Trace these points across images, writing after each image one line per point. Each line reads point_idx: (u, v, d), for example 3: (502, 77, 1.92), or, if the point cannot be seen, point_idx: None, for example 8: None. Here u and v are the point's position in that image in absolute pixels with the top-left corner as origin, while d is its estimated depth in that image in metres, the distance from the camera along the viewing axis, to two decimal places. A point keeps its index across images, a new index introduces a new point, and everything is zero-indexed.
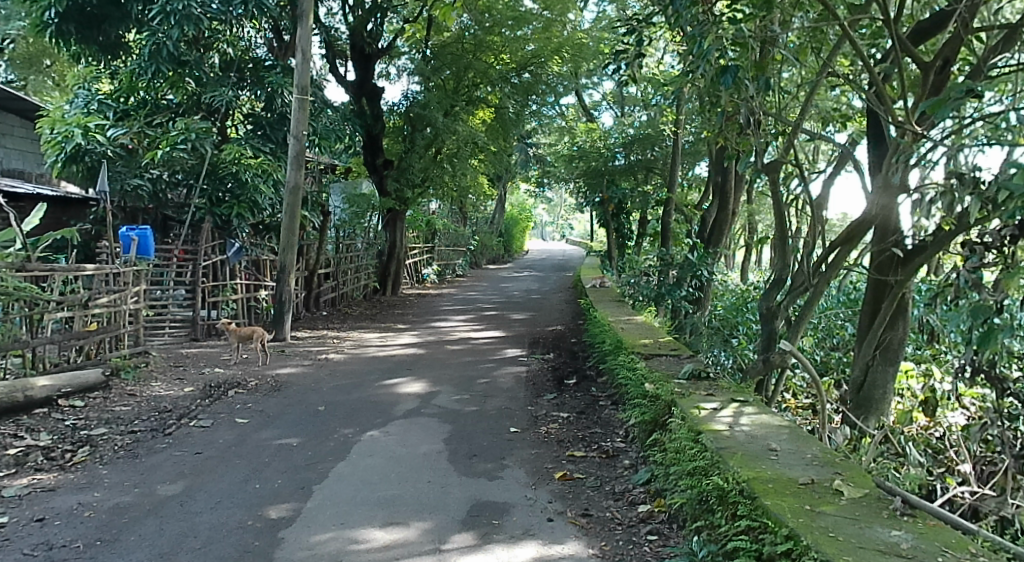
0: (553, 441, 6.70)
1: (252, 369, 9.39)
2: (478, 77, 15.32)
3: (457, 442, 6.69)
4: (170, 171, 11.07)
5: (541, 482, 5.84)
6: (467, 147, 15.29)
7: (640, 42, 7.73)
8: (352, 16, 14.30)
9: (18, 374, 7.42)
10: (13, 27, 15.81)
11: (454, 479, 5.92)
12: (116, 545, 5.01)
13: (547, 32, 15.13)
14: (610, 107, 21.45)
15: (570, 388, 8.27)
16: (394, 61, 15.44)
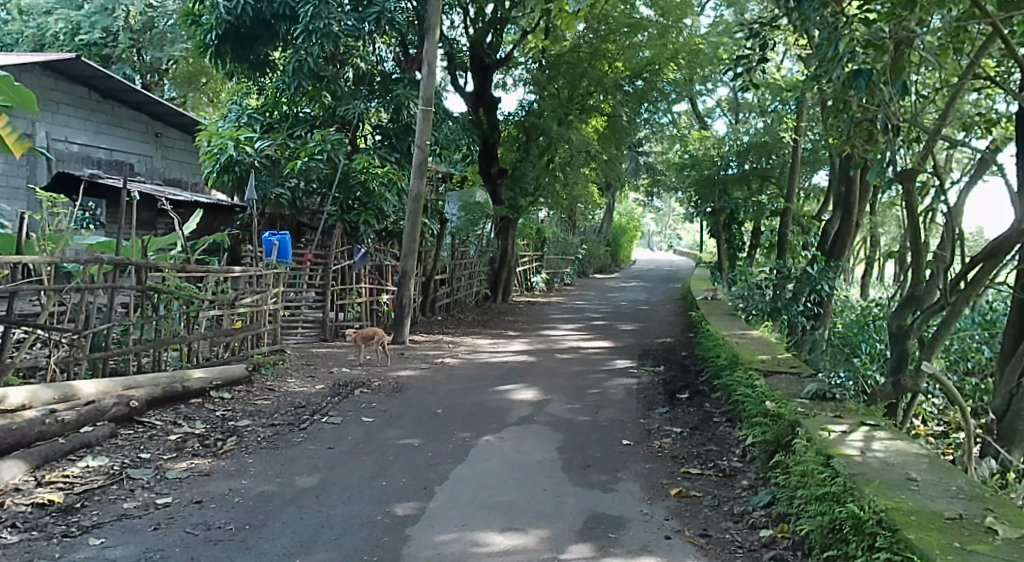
0: (666, 456, 6.83)
1: (375, 369, 9.91)
2: (592, 85, 15.38)
3: (570, 452, 6.89)
4: (306, 181, 11.74)
5: (657, 498, 5.97)
6: (581, 155, 15.50)
7: (764, 46, 7.68)
8: (472, 29, 14.82)
9: (178, 365, 7.97)
10: (176, 48, 17.13)
11: (569, 488, 6.10)
12: (262, 532, 5.16)
13: (663, 38, 14.83)
14: (724, 113, 21.32)
15: (683, 402, 8.37)
16: (511, 72, 16.06)
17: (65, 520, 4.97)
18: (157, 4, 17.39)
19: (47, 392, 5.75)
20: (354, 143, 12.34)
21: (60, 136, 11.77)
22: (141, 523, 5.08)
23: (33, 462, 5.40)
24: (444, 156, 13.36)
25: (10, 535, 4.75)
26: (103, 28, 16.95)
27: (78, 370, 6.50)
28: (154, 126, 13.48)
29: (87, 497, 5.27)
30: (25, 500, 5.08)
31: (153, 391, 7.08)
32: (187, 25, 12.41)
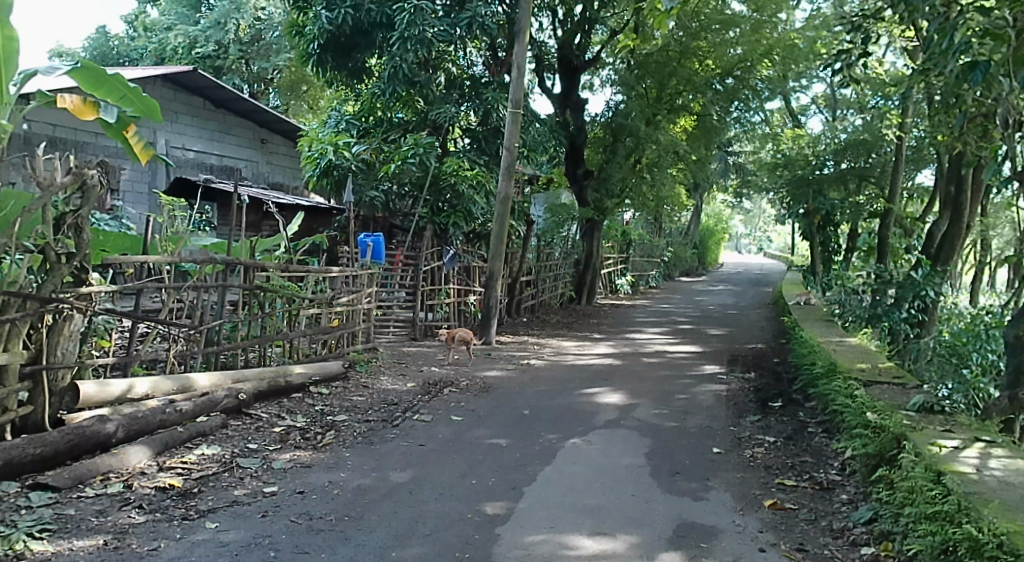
0: (760, 466, 6.46)
1: (462, 369, 10.02)
2: (682, 84, 15.26)
3: (659, 458, 6.53)
4: (399, 185, 12.08)
5: (750, 509, 5.56)
6: (669, 155, 15.32)
7: (866, 39, 7.49)
8: (561, 31, 14.96)
9: (281, 361, 8.31)
10: (281, 58, 17.84)
11: (658, 495, 5.71)
12: (361, 522, 4.94)
13: (756, 34, 14.61)
14: (820, 110, 20.96)
15: (775, 411, 8.16)
16: (598, 73, 16.14)
17: (185, 504, 4.82)
18: (264, 17, 18.23)
19: (167, 383, 5.83)
20: (444, 146, 12.53)
21: (177, 144, 12.44)
22: (250, 509, 4.92)
23: (155, 448, 5.34)
24: (530, 159, 13.45)
25: (136, 514, 4.57)
26: (217, 41, 17.89)
27: (194, 363, 6.95)
28: (260, 133, 14.06)
29: (203, 482, 5.17)
30: (148, 483, 4.96)
31: (259, 385, 7.42)
32: (292, 35, 13.01)
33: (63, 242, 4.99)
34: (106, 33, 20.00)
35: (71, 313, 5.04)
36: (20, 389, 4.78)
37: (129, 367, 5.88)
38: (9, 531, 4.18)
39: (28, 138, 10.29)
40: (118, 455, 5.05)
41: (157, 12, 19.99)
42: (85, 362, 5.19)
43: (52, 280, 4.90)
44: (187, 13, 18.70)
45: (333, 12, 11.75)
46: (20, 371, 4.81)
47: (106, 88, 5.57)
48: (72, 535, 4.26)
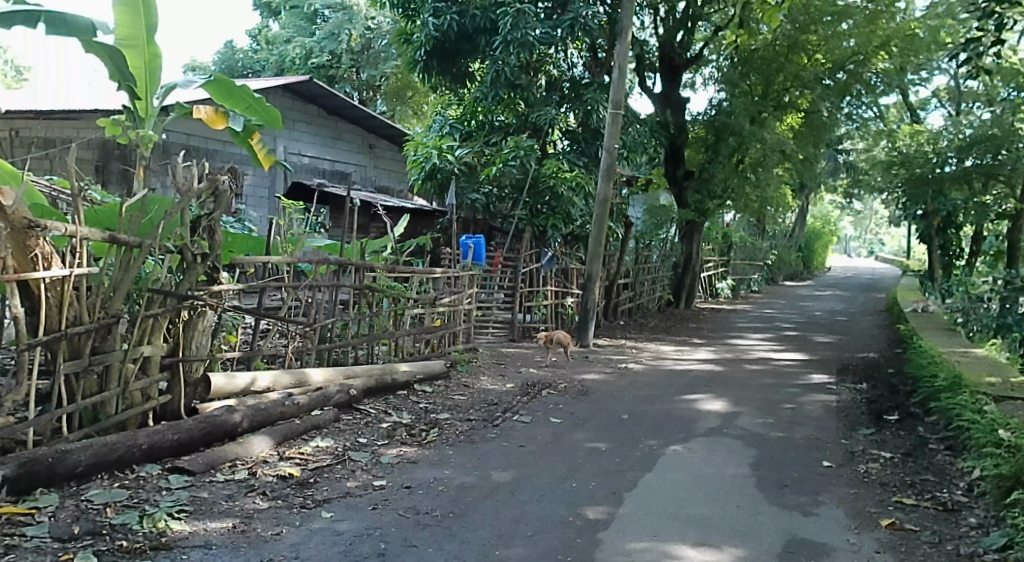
0: (875, 483, 5.95)
1: (561, 371, 9.92)
2: (789, 80, 14.78)
3: (765, 469, 6.13)
4: (499, 188, 12.25)
5: (866, 528, 5.15)
6: (776, 154, 14.78)
7: (1000, 25, 6.97)
8: (663, 28, 14.88)
9: (387, 359, 8.52)
10: (389, 64, 18.31)
11: (765, 508, 5.37)
12: (465, 520, 4.87)
13: (871, 24, 14.13)
14: (942, 104, 20.31)
15: (892, 425, 7.61)
16: (700, 71, 15.96)
17: (302, 493, 4.99)
18: (374, 27, 18.83)
19: (286, 377, 6.17)
20: (544, 148, 12.59)
21: (294, 150, 12.96)
22: (361, 501, 4.99)
23: (276, 438, 5.63)
24: (630, 160, 13.45)
25: (261, 501, 4.78)
26: (331, 52, 18.53)
27: (308, 359, 7.27)
28: (368, 139, 14.53)
29: (317, 473, 5.34)
30: (270, 471, 5.20)
31: (368, 381, 7.54)
32: (399, 43, 13.39)
33: (198, 244, 5.33)
34: (233, 47, 21.14)
35: (204, 310, 5.40)
36: (161, 379, 5.17)
37: (252, 361, 6.24)
38: (151, 510, 4.44)
39: (168, 148, 10.93)
40: (243, 444, 5.35)
41: (277, 25, 20.88)
42: (215, 355, 5.55)
43: (189, 278, 5.27)
44: (304, 26, 19.37)
45: (439, 19, 12.05)
46: (160, 362, 5.19)
47: (235, 95, 5.95)
48: (206, 517, 4.48)
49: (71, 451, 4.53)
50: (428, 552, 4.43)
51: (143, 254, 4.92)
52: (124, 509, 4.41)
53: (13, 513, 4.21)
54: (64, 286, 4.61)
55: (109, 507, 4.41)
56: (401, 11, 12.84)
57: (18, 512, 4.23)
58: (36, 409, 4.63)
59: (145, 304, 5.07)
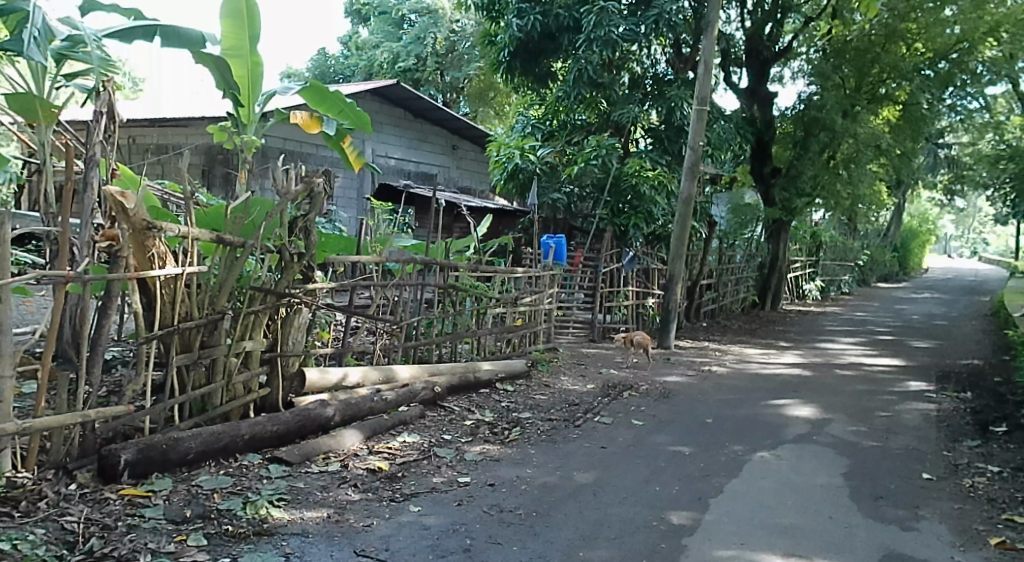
0: (982, 499, 5.71)
1: (642, 373, 9.87)
2: (885, 72, 14.40)
3: (859, 479, 5.96)
4: (580, 186, 12.29)
5: (972, 545, 4.96)
6: (870, 150, 14.50)
7: None
8: (750, 21, 14.64)
9: (470, 357, 8.63)
10: (472, 66, 18.61)
11: (860, 519, 5.23)
12: (548, 520, 4.91)
13: (979, 10, 13.29)
14: None
15: (999, 437, 7.28)
16: (789, 63, 15.42)
17: (391, 486, 5.13)
18: (458, 30, 19.20)
19: (374, 373, 6.38)
20: (626, 146, 12.54)
21: (381, 152, 13.27)
22: (447, 496, 5.09)
23: (366, 432, 5.81)
24: (715, 158, 13.26)
25: (352, 493, 4.95)
26: (417, 55, 18.98)
27: (395, 357, 7.44)
28: (452, 140, 14.76)
29: (405, 467, 5.48)
30: (360, 464, 5.37)
31: (452, 378, 7.60)
32: (483, 43, 13.49)
33: (295, 244, 5.54)
34: (325, 52, 21.76)
35: (300, 307, 5.62)
36: (261, 372, 5.39)
37: (343, 358, 6.44)
38: (253, 497, 4.65)
39: (265, 151, 11.34)
40: (335, 437, 5.54)
41: (367, 30, 21.40)
42: (310, 351, 5.77)
43: (287, 277, 5.48)
44: (392, 30, 19.90)
45: (523, 20, 12.14)
46: (261, 356, 5.42)
47: (327, 101, 6.14)
48: (303, 506, 4.67)
49: (182, 439, 4.78)
50: (513, 550, 4.50)
51: (246, 254, 5.13)
52: (229, 495, 4.63)
53: (132, 495, 4.44)
54: (177, 283, 4.84)
55: (216, 493, 4.62)
56: (484, 13, 12.97)
57: (137, 494, 4.46)
58: (152, 399, 4.89)
59: (247, 302, 5.31)
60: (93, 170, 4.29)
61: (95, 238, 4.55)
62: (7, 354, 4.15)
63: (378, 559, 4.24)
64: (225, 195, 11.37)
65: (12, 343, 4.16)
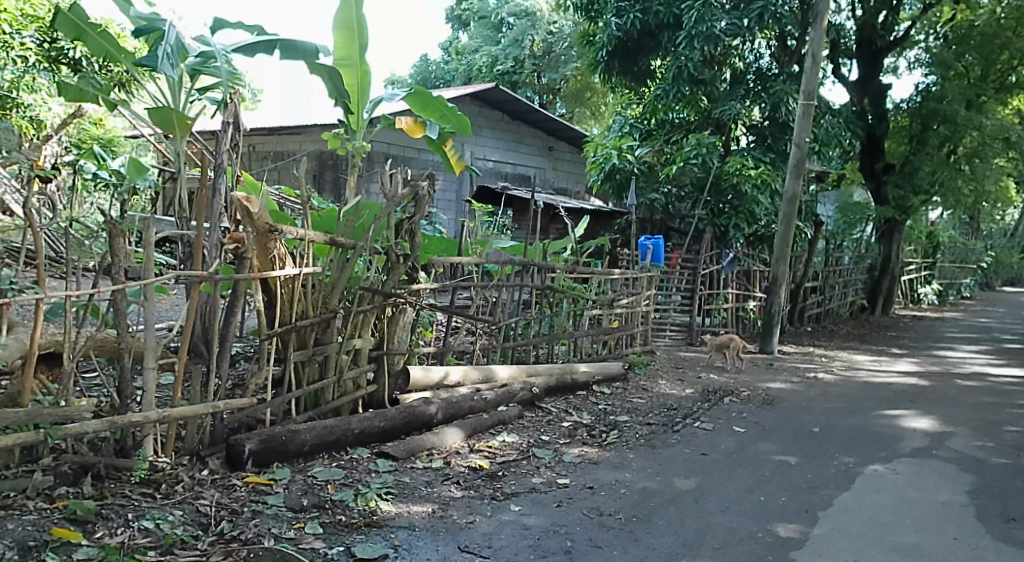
0: None
1: (743, 379, 9.68)
2: (1016, 58, 13.72)
3: (986, 498, 5.63)
4: (679, 186, 12.12)
5: None
6: (997, 143, 13.76)
7: None
8: (862, 10, 14.12)
9: (566, 359, 8.67)
10: (570, 67, 18.71)
11: (987, 542, 4.95)
12: (649, 526, 4.89)
13: None
14: None
15: None
16: (905, 54, 14.84)
17: (492, 485, 5.23)
18: (555, 31, 19.32)
19: (475, 372, 6.53)
20: (727, 145, 12.30)
21: (480, 155, 13.47)
22: (547, 497, 5.15)
23: (466, 431, 5.92)
24: (822, 154, 12.87)
25: (455, 489, 5.07)
26: (514, 58, 19.25)
27: (493, 357, 7.57)
28: (548, 142, 14.86)
29: (505, 467, 5.56)
30: (462, 462, 5.49)
31: (549, 380, 7.64)
32: (582, 44, 13.52)
33: (401, 246, 5.71)
34: (426, 58, 22.20)
35: (404, 307, 5.79)
36: (369, 369, 5.59)
37: (444, 356, 6.60)
38: (364, 490, 4.82)
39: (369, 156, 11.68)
40: (438, 434, 5.68)
41: (467, 35, 21.72)
42: (414, 350, 5.96)
43: (393, 278, 5.65)
44: (491, 34, 20.22)
45: (621, 18, 12.04)
46: (368, 354, 5.61)
47: (431, 107, 6.31)
48: (409, 500, 4.82)
49: (299, 432, 5.00)
50: (614, 555, 4.51)
51: (356, 255, 5.30)
52: (341, 487, 4.82)
53: (256, 482, 4.67)
54: (295, 284, 5.07)
55: (330, 484, 4.82)
56: (583, 13, 12.95)
57: (260, 482, 4.68)
58: (271, 392, 5.11)
59: (356, 301, 5.49)
60: (220, 177, 4.52)
61: (225, 241, 4.87)
62: (151, 346, 4.42)
63: (482, 556, 4.34)
64: (334, 199, 11.80)
65: (155, 336, 4.42)
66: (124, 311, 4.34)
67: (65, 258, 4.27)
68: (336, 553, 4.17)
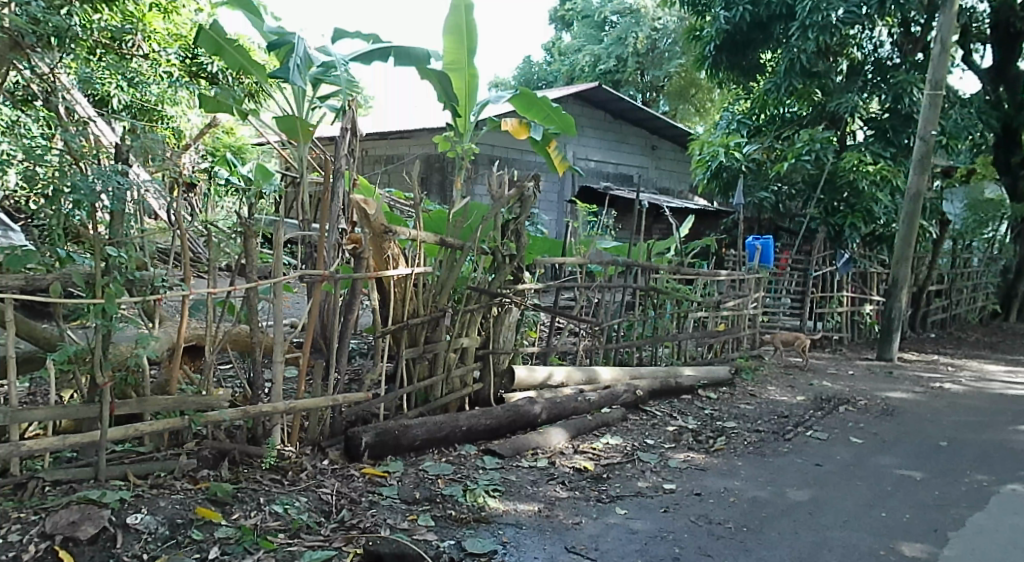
0: None
1: (861, 387, 9.35)
2: None
3: None
4: (790, 185, 11.81)
5: None
6: None
7: None
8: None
9: (670, 362, 8.59)
10: (674, 65, 18.54)
11: None
12: (761, 537, 4.80)
13: None
14: None
15: None
16: None
17: (597, 487, 5.25)
18: (660, 27, 19.01)
19: (578, 374, 6.58)
20: (843, 140, 11.83)
21: (582, 155, 13.54)
22: (653, 502, 5.13)
23: (571, 432, 5.96)
24: (951, 148, 12.25)
25: (560, 490, 5.11)
26: (618, 56, 19.25)
27: (597, 358, 7.57)
28: (651, 140, 14.77)
29: (610, 470, 5.56)
30: (567, 463, 5.53)
31: (653, 383, 7.60)
32: (689, 37, 13.20)
33: (507, 246, 5.81)
34: (530, 59, 22.35)
35: (510, 307, 5.88)
36: (475, 367, 5.71)
37: (548, 356, 6.65)
38: (472, 486, 4.92)
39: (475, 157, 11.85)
40: (542, 434, 5.74)
41: (569, 35, 21.77)
42: (519, 349, 6.04)
43: (499, 277, 5.76)
44: (594, 33, 20.30)
45: (731, 11, 11.76)
46: (474, 353, 5.73)
47: (535, 107, 6.40)
48: (516, 499, 4.89)
49: (411, 427, 5.14)
50: None
51: (465, 255, 5.42)
52: (450, 482, 4.92)
53: (371, 474, 4.82)
54: (407, 283, 5.21)
55: (440, 479, 4.93)
56: (690, 8, 12.68)
57: (376, 474, 4.83)
58: (384, 388, 5.28)
59: (463, 301, 5.63)
60: (339, 180, 4.69)
61: (343, 240, 4.92)
62: (279, 342, 4.61)
63: (589, 558, 4.36)
64: (441, 201, 12.07)
65: (283, 332, 4.62)
66: (256, 309, 4.56)
67: (207, 257, 4.55)
68: (447, 545, 4.26)
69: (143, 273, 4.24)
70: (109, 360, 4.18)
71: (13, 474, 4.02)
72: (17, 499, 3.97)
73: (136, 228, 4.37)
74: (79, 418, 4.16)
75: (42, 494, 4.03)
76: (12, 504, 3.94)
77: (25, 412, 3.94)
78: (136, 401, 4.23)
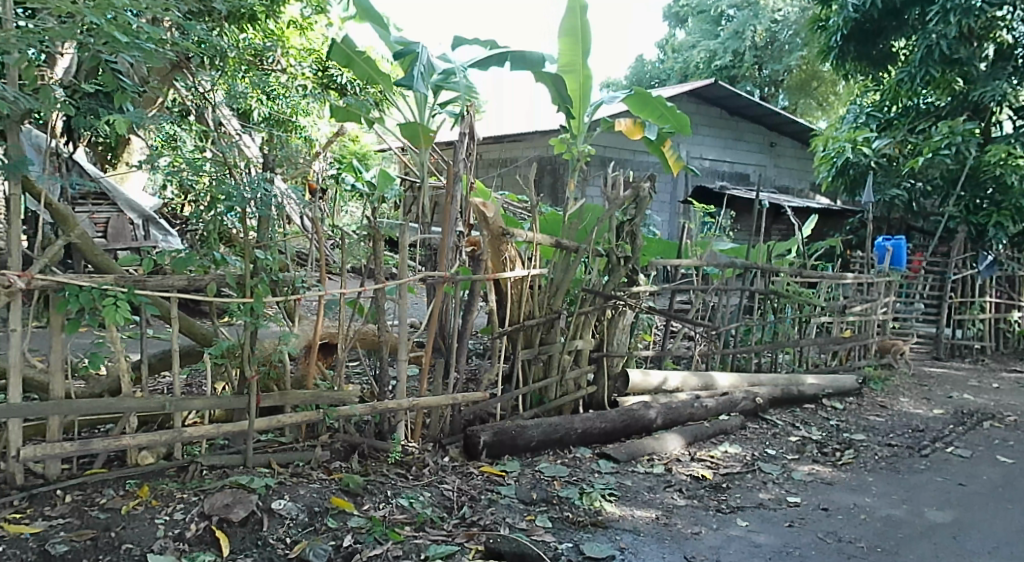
0: None
1: (1007, 401, 8.83)
2: None
3: None
4: (926, 181, 11.30)
5: None
6: None
7: None
8: None
9: (792, 368, 8.35)
10: (795, 57, 18.00)
11: None
12: (897, 558, 4.61)
13: None
14: None
15: None
16: None
17: (716, 496, 5.16)
18: (780, 18, 18.51)
19: (695, 379, 6.49)
20: (987, 131, 11.42)
21: (696, 153, 13.35)
22: (777, 515, 5.00)
23: (687, 438, 5.88)
24: None
25: (678, 497, 5.05)
26: (734, 51, 18.79)
27: (714, 363, 7.43)
28: (770, 137, 14.39)
29: (729, 479, 5.45)
30: (683, 470, 5.45)
31: (773, 390, 7.41)
32: (812, 27, 12.77)
33: (623, 248, 5.77)
34: (643, 59, 22.12)
35: (625, 309, 5.85)
36: (589, 370, 5.71)
37: (664, 360, 6.58)
38: (589, 489, 4.91)
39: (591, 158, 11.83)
40: (658, 440, 5.69)
41: (683, 32, 21.43)
42: (633, 352, 5.99)
43: (614, 279, 5.72)
44: (710, 28, 19.88)
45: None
46: (589, 355, 5.74)
47: (649, 107, 6.32)
48: (633, 505, 4.86)
49: (527, 427, 5.19)
50: None
51: (580, 257, 5.43)
52: (566, 484, 4.94)
53: (489, 472, 4.88)
54: (523, 285, 5.27)
55: (556, 480, 4.95)
56: None
57: (494, 472, 4.90)
58: (501, 388, 5.33)
59: (578, 303, 5.64)
60: (456, 184, 4.78)
61: (461, 242, 5.08)
62: (404, 341, 4.75)
63: None
64: (554, 203, 12.10)
65: (408, 331, 4.74)
66: (383, 308, 4.69)
67: (339, 257, 4.72)
68: (566, 548, 4.26)
69: (286, 274, 4.46)
70: (256, 355, 4.42)
71: (176, 458, 4.27)
72: (180, 480, 4.21)
73: (280, 232, 4.60)
74: (230, 408, 4.39)
75: (201, 476, 4.26)
76: (176, 484, 4.17)
77: (186, 401, 4.18)
78: (278, 394, 4.44)
